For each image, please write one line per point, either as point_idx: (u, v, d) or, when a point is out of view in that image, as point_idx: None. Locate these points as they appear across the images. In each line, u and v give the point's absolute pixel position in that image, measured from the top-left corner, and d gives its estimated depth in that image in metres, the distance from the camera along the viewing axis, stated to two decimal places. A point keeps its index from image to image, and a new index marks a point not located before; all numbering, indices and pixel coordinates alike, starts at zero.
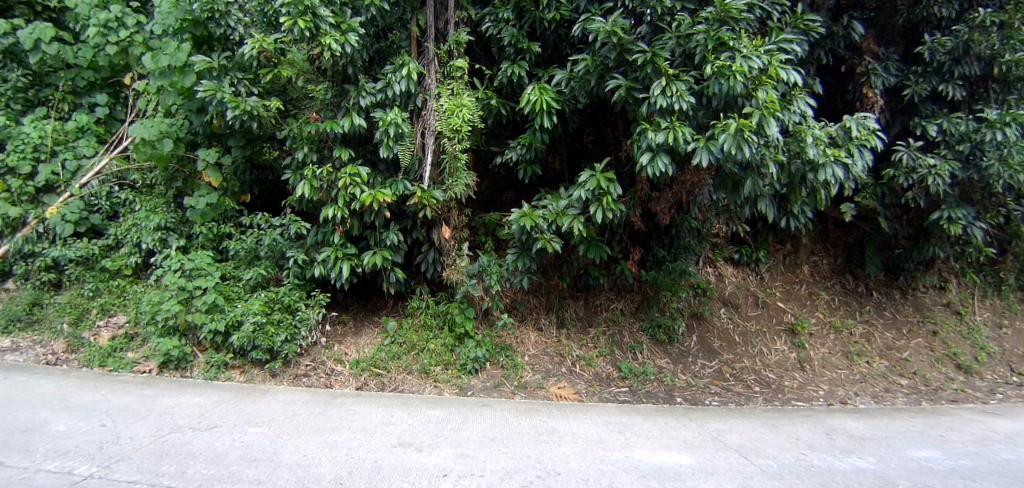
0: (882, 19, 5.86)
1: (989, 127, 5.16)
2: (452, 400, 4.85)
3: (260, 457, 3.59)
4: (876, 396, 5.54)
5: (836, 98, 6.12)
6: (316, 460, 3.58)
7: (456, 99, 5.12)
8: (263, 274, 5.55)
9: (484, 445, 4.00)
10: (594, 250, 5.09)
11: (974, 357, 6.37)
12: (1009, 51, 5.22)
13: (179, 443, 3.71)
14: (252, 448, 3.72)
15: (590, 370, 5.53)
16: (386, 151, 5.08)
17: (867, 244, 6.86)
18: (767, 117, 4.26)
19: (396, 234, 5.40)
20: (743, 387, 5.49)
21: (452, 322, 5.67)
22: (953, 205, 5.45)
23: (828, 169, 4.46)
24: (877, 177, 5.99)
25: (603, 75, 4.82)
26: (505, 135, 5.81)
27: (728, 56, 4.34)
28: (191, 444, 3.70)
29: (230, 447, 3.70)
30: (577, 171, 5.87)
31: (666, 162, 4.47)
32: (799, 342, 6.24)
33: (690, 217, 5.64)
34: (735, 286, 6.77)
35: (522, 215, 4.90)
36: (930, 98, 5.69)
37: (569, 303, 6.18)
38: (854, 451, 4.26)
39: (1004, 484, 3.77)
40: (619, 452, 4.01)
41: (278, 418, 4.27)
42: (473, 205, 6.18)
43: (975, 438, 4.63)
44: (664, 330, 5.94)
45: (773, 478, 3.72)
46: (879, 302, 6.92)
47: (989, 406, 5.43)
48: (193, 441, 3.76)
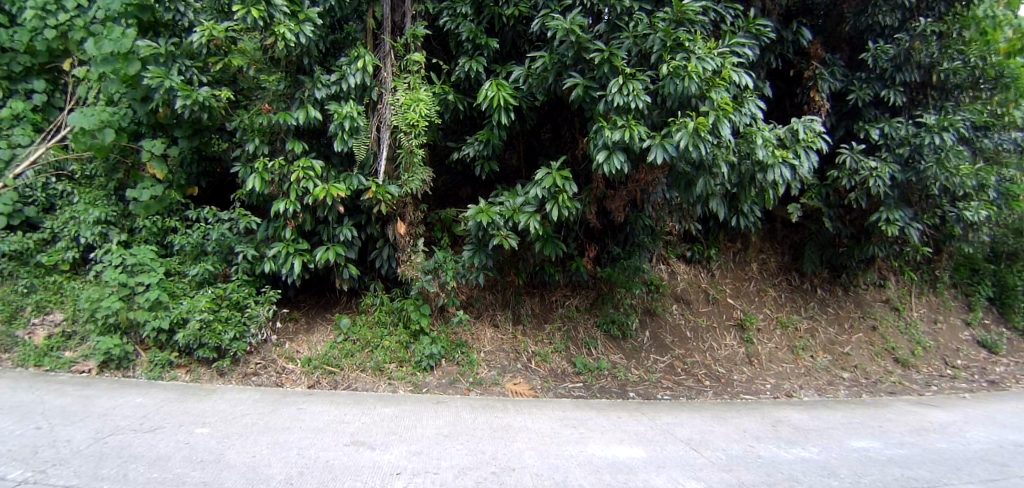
0: (829, 27, 5.98)
1: (929, 132, 5.39)
2: (407, 398, 4.80)
3: (206, 458, 3.47)
4: (820, 389, 5.75)
5: (785, 101, 6.22)
6: (265, 461, 3.48)
7: (413, 93, 5.05)
8: (210, 269, 5.36)
9: (438, 443, 3.97)
10: (550, 247, 5.10)
11: (911, 351, 6.70)
12: (946, 60, 5.48)
13: (121, 445, 3.55)
14: (198, 449, 3.59)
15: (545, 366, 5.55)
16: (340, 144, 5.01)
17: (811, 243, 7.07)
18: (721, 118, 4.43)
19: (350, 229, 5.29)
20: (694, 381, 5.61)
21: (407, 318, 5.57)
22: (891, 206, 5.59)
23: (777, 170, 4.65)
24: (821, 177, 6.14)
25: (561, 72, 4.88)
26: (462, 131, 5.73)
27: (683, 56, 4.49)
28: (133, 446, 3.55)
29: (175, 448, 3.56)
30: (533, 168, 5.86)
31: (622, 160, 4.55)
32: (747, 337, 6.40)
33: (644, 215, 5.66)
34: (687, 283, 6.88)
35: (478, 211, 4.88)
36: (873, 103, 5.82)
37: (524, 299, 6.17)
38: (798, 442, 4.44)
39: (937, 472, 4.01)
40: (573, 447, 4.06)
41: (226, 418, 4.14)
42: (429, 200, 6.08)
43: (912, 428, 4.88)
44: (618, 325, 6.02)
45: (721, 470, 3.84)
46: (822, 299, 7.19)
47: (924, 397, 5.72)
48: (136, 443, 3.60)
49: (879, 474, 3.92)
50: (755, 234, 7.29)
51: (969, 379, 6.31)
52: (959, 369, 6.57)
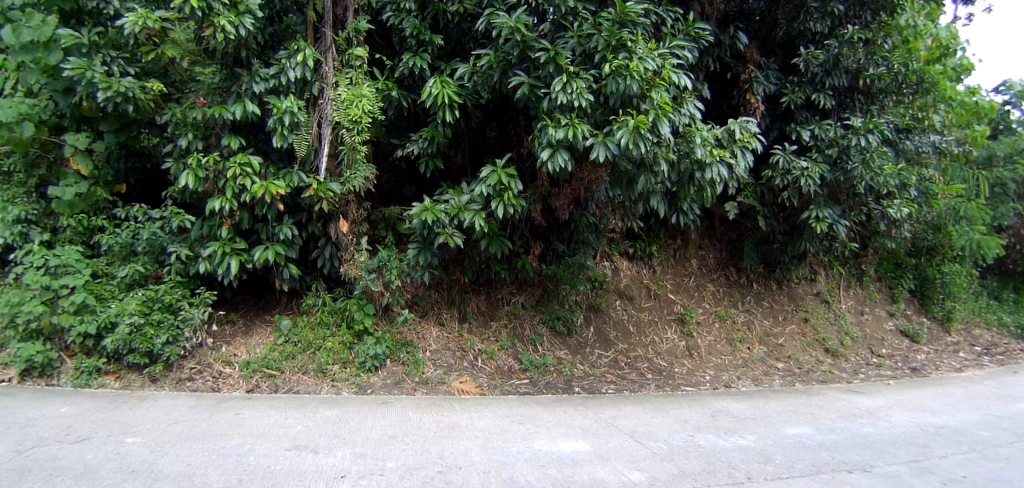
0: (764, 32, 6.21)
1: (856, 133, 5.68)
2: (351, 399, 4.72)
3: (138, 468, 3.29)
4: (756, 379, 5.99)
5: (722, 103, 6.37)
6: (202, 469, 3.34)
7: (355, 89, 4.97)
8: (140, 270, 5.10)
9: (383, 444, 3.93)
10: (495, 245, 5.11)
11: (840, 341, 7.11)
12: (872, 65, 5.73)
13: (45, 458, 3.34)
14: (130, 459, 3.41)
15: (491, 363, 5.57)
16: (279, 140, 4.88)
17: (748, 239, 7.36)
18: (661, 117, 4.54)
19: (290, 228, 5.14)
20: (637, 374, 5.74)
21: (350, 318, 5.48)
22: (821, 205, 5.83)
23: (715, 169, 4.81)
24: (757, 176, 6.37)
25: (506, 70, 4.90)
26: (406, 128, 5.67)
27: (624, 56, 4.58)
28: (58, 458, 3.34)
29: (104, 459, 3.38)
30: (478, 166, 5.85)
31: (565, 158, 4.60)
32: (687, 331, 6.60)
33: (588, 213, 5.75)
34: (630, 279, 7.01)
35: (422, 209, 4.83)
36: (804, 106, 6.07)
37: (471, 297, 6.16)
38: (737, 430, 4.62)
39: (864, 455, 4.27)
40: (519, 443, 4.09)
41: (160, 426, 3.96)
42: (372, 198, 5.97)
43: (841, 414, 5.16)
44: (563, 321, 6.10)
45: (663, 460, 3.95)
46: (758, 293, 7.51)
47: (852, 384, 6.05)
48: (62, 455, 3.40)
49: (811, 459, 4.13)
50: (694, 231, 7.51)
51: (892, 366, 6.74)
52: (883, 357, 7.02)
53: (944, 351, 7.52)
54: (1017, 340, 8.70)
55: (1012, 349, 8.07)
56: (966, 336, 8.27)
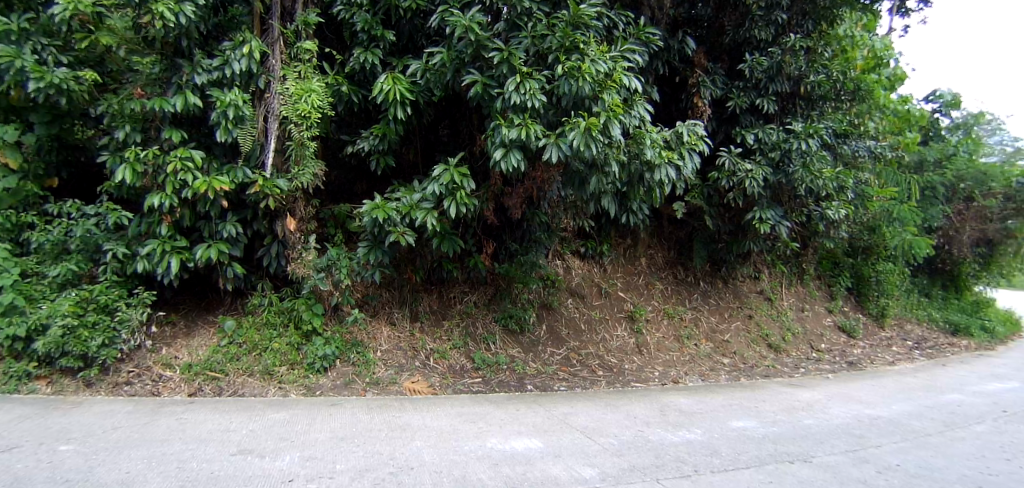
0: (712, 38, 6.35)
1: (797, 138, 5.88)
2: (299, 402, 4.60)
3: (71, 478, 3.11)
4: (703, 375, 6.16)
5: (671, 106, 6.52)
6: (140, 477, 3.18)
7: (303, 83, 4.88)
8: (73, 269, 4.82)
9: (333, 446, 3.85)
10: (447, 243, 5.09)
11: (782, 337, 7.43)
12: (813, 72, 6.02)
13: None
14: (61, 468, 3.22)
15: (443, 362, 5.54)
16: (223, 134, 4.73)
17: (696, 239, 7.56)
18: (611, 119, 4.62)
19: (234, 225, 4.99)
20: (588, 371, 5.83)
21: (298, 319, 5.36)
22: (764, 206, 6.04)
23: (663, 170, 4.94)
24: (704, 178, 6.53)
25: (459, 68, 4.89)
26: (357, 125, 5.58)
27: (577, 58, 4.64)
28: None
29: (33, 468, 3.18)
30: (430, 164, 5.79)
31: (518, 158, 4.61)
32: (637, 328, 6.73)
33: (540, 212, 5.78)
34: (581, 277, 7.08)
35: (373, 207, 4.76)
36: (749, 110, 6.23)
37: (422, 296, 6.10)
38: (684, 425, 4.74)
39: (802, 446, 4.46)
40: (472, 442, 4.08)
41: (95, 433, 3.76)
42: (321, 195, 5.84)
43: (783, 406, 5.37)
44: (515, 320, 6.13)
45: (614, 455, 4.02)
46: (705, 291, 7.74)
47: (794, 378, 6.31)
48: None
49: (755, 451, 4.29)
50: (643, 231, 7.65)
51: (831, 360, 7.08)
52: (822, 352, 7.36)
53: (878, 345, 7.96)
54: (943, 334, 9.30)
55: (939, 343, 8.63)
56: (898, 331, 8.78)
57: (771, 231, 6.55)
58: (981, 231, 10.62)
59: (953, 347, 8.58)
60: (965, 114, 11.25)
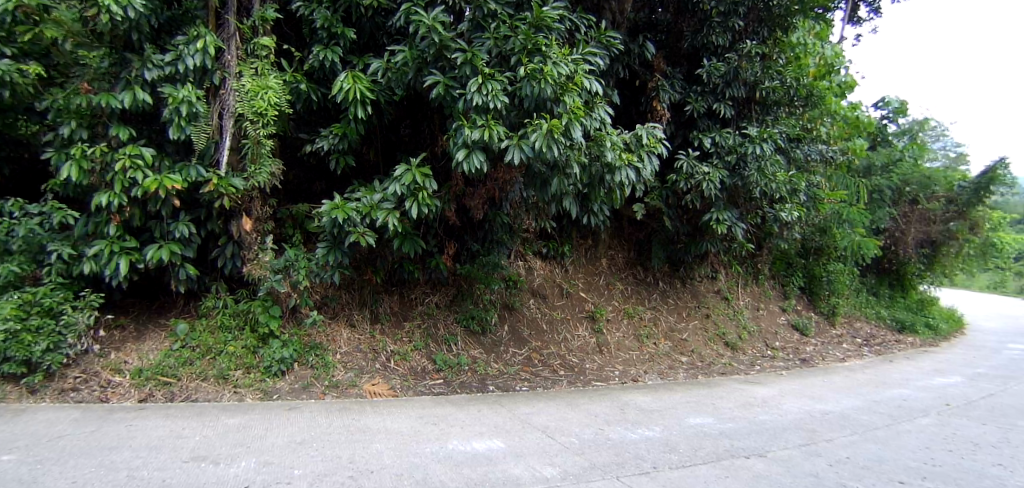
0: (671, 42, 6.55)
1: (752, 142, 6.03)
2: (255, 406, 4.51)
3: None
4: (661, 373, 6.28)
5: (631, 109, 6.62)
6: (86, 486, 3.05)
7: (260, 80, 4.79)
8: (14, 272, 4.58)
9: (290, 450, 3.77)
10: (408, 244, 5.07)
11: (738, 336, 7.65)
12: (767, 78, 6.14)
13: None
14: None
15: (404, 364, 5.50)
16: (176, 132, 4.61)
17: (655, 240, 7.69)
18: (573, 121, 4.66)
19: (187, 225, 4.86)
20: (549, 371, 5.88)
21: (254, 321, 5.26)
22: (720, 208, 6.18)
23: (623, 172, 5.02)
24: (662, 180, 6.64)
25: (420, 68, 4.86)
26: (316, 123, 5.50)
27: (539, 60, 4.67)
28: None
29: None
30: (391, 164, 5.75)
31: (481, 159, 4.61)
32: (597, 328, 6.81)
33: (502, 213, 5.81)
34: (543, 278, 7.11)
35: (332, 207, 4.70)
36: (706, 114, 6.38)
37: (383, 298, 6.05)
38: (644, 422, 4.83)
39: (757, 441, 4.59)
40: (433, 444, 4.07)
41: (38, 442, 3.59)
42: (278, 194, 5.74)
43: (739, 403, 5.51)
44: (476, 320, 6.12)
45: (575, 454, 4.06)
46: (663, 290, 7.90)
47: (749, 375, 6.49)
48: None
49: (711, 446, 4.40)
50: (604, 232, 7.74)
51: (784, 358, 7.31)
52: (776, 349, 7.61)
53: (829, 343, 8.27)
54: (891, 332, 9.72)
55: (886, 339, 9.02)
56: (848, 329, 9.14)
57: (727, 232, 6.72)
58: (925, 232, 11.13)
59: (899, 343, 8.97)
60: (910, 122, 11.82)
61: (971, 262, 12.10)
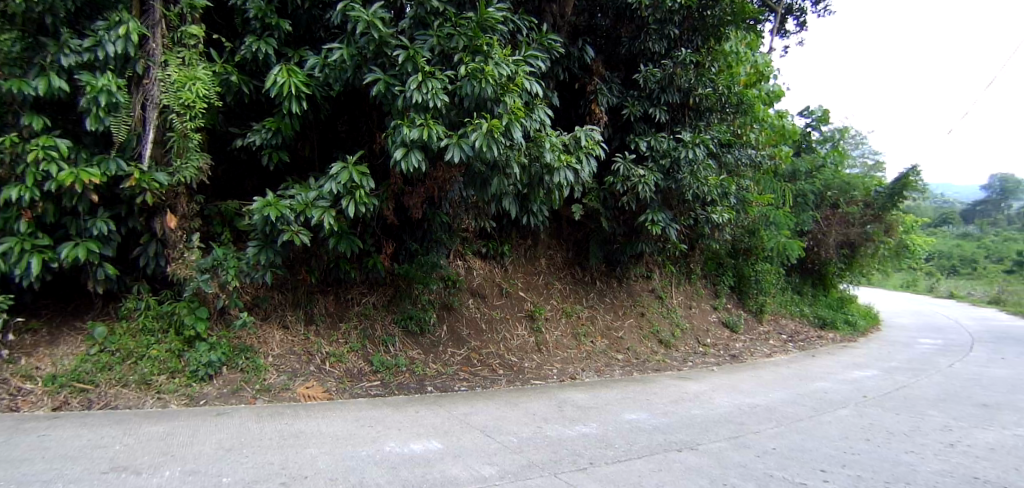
0: (609, 47, 6.71)
1: (686, 146, 6.28)
2: (180, 412, 4.30)
3: None
4: (598, 370, 6.44)
5: (570, 111, 6.73)
6: None
7: (187, 70, 4.61)
8: None
9: (219, 457, 3.61)
10: (344, 243, 4.99)
11: (672, 333, 7.96)
12: (700, 85, 6.38)
13: None
14: None
15: (340, 366, 5.40)
16: (93, 123, 4.36)
17: (593, 240, 7.87)
18: (513, 122, 4.70)
19: (106, 222, 4.61)
20: (488, 371, 5.91)
21: (179, 324, 5.04)
22: (655, 209, 6.39)
23: (562, 173, 5.15)
24: (600, 181, 6.79)
25: (359, 65, 4.77)
26: (248, 117, 5.34)
27: (480, 60, 4.68)
28: None
29: None
30: (327, 161, 5.64)
31: (420, 158, 4.57)
32: (536, 327, 6.91)
33: (441, 213, 5.82)
34: (482, 277, 7.12)
35: (264, 204, 4.55)
36: (642, 118, 6.58)
37: (318, 298, 5.92)
38: (581, 419, 4.92)
39: (689, 434, 4.77)
40: (370, 447, 4.00)
41: None
42: (204, 191, 5.55)
43: (671, 398, 5.71)
44: (415, 321, 6.08)
45: (512, 452, 4.10)
46: (601, 290, 8.10)
47: (682, 371, 6.73)
48: None
49: (646, 441, 4.53)
50: (543, 232, 7.82)
51: (715, 354, 7.66)
52: (707, 346, 7.97)
53: (756, 339, 8.72)
54: (813, 328, 10.34)
55: (809, 335, 9.59)
56: (773, 326, 9.72)
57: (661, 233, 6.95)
58: (845, 234, 11.89)
59: (820, 339, 9.55)
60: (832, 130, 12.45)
61: (885, 263, 13.03)
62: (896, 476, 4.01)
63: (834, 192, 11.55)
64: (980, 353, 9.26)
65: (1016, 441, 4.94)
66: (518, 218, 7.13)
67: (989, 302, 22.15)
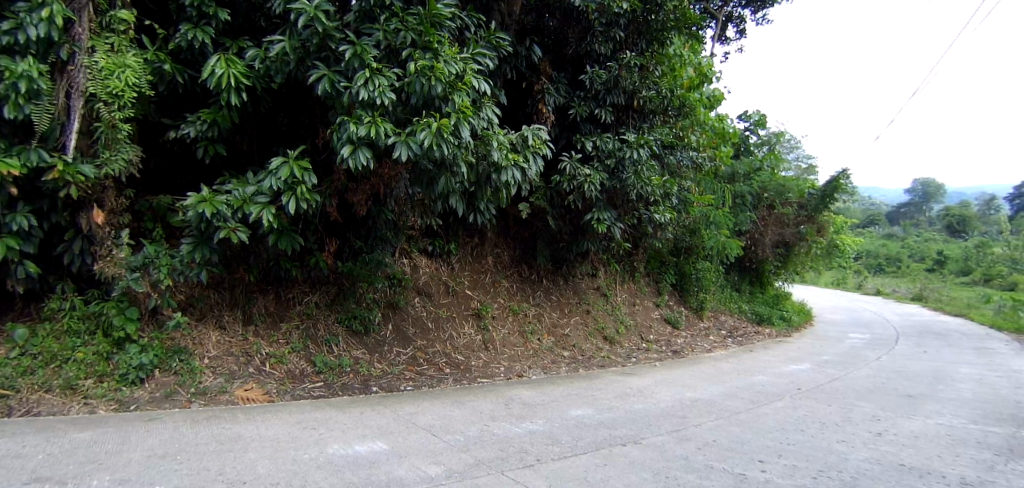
0: (556, 48, 6.79)
1: (631, 147, 6.41)
2: (109, 418, 4.06)
3: None
4: (544, 367, 6.52)
5: (517, 109, 6.78)
6: None
7: (116, 57, 4.38)
8: None
9: (151, 465, 3.42)
10: (285, 240, 4.85)
11: (616, 330, 8.18)
12: (645, 88, 6.57)
13: None
14: None
15: (280, 367, 5.25)
16: (11, 111, 4.03)
17: (540, 238, 7.96)
18: (460, 120, 4.70)
19: (26, 217, 4.30)
20: (434, 370, 5.89)
21: (107, 325, 4.79)
22: (601, 208, 6.51)
23: (509, 171, 5.20)
24: (547, 180, 6.87)
25: (301, 58, 4.63)
26: (182, 107, 5.11)
27: (428, 57, 4.64)
28: None
29: None
30: (268, 155, 5.48)
31: (367, 156, 4.46)
32: (483, 325, 6.92)
33: (386, 210, 5.76)
34: (428, 276, 7.06)
35: (199, 200, 4.35)
36: (588, 119, 6.70)
37: (257, 297, 5.73)
38: (527, 416, 4.96)
39: (633, 428, 4.89)
40: (312, 449, 3.90)
41: None
42: (134, 184, 5.28)
43: (616, 394, 5.83)
44: (359, 320, 6.01)
45: (459, 451, 4.08)
46: (547, 288, 8.21)
47: (626, 367, 6.90)
48: None
49: (591, 436, 4.61)
50: (490, 230, 7.82)
51: (657, 350, 7.91)
52: (650, 342, 8.22)
53: (697, 335, 9.06)
54: (750, 323, 10.82)
55: (746, 330, 10.03)
56: (712, 322, 10.14)
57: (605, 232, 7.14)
58: (780, 234, 12.48)
59: (757, 334, 10.01)
60: (768, 133, 13.13)
61: (817, 262, 13.78)
62: (828, 464, 4.23)
63: (770, 194, 12.12)
64: (902, 347, 9.93)
65: (934, 428, 5.30)
66: (465, 217, 7.13)
67: (911, 298, 23.72)
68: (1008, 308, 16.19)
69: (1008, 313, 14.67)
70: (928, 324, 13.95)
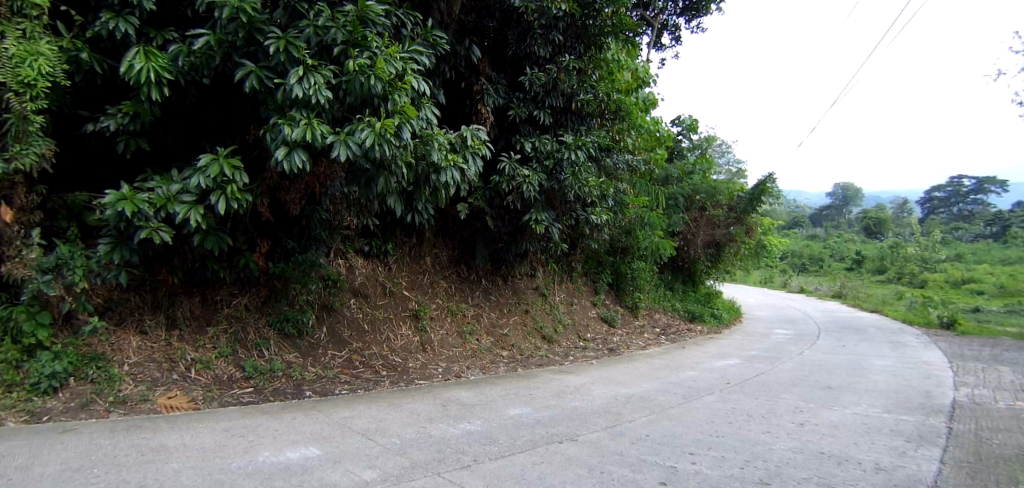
0: (496, 49, 6.83)
1: (569, 149, 6.55)
2: (16, 430, 3.74)
3: None
4: (483, 367, 6.56)
5: (456, 109, 6.77)
6: None
7: (28, 44, 4.04)
8: None
9: (64, 479, 3.19)
10: (212, 240, 4.65)
11: (553, 329, 8.33)
12: (582, 92, 6.74)
13: None
14: None
15: (206, 373, 5.04)
16: None
17: (479, 239, 7.98)
18: (399, 120, 4.67)
19: None
20: (370, 372, 5.83)
21: (14, 331, 4.36)
22: (539, 209, 6.61)
23: (449, 172, 5.23)
24: (486, 180, 6.91)
25: (229, 52, 4.44)
26: (101, 99, 4.81)
27: (365, 55, 4.56)
28: None
29: None
30: (195, 151, 5.23)
31: (303, 159, 4.34)
32: (421, 326, 6.89)
33: (320, 209, 5.62)
34: (364, 277, 6.93)
35: (117, 197, 4.09)
36: (527, 120, 6.79)
37: (182, 300, 5.47)
38: (464, 416, 4.98)
39: (570, 426, 4.99)
40: (241, 457, 3.75)
41: None
42: (45, 180, 4.93)
43: (554, 392, 5.93)
44: (291, 323, 5.85)
45: (395, 454, 4.04)
46: (486, 288, 8.25)
47: (563, 365, 7.04)
48: None
49: (528, 435, 4.67)
50: (429, 230, 7.75)
51: (594, 348, 8.13)
52: (586, 341, 8.44)
53: (631, 333, 9.36)
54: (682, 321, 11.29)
55: (678, 328, 10.45)
56: (647, 320, 10.52)
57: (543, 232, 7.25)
58: (711, 235, 13.05)
59: (689, 331, 10.44)
60: (699, 138, 13.82)
61: (746, 261, 14.52)
62: (754, 454, 4.46)
63: (702, 196, 12.67)
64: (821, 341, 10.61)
65: (853, 418, 5.70)
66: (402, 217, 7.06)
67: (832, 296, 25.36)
68: (913, 303, 17.65)
69: (914, 309, 15.98)
70: (844, 319, 14.99)
